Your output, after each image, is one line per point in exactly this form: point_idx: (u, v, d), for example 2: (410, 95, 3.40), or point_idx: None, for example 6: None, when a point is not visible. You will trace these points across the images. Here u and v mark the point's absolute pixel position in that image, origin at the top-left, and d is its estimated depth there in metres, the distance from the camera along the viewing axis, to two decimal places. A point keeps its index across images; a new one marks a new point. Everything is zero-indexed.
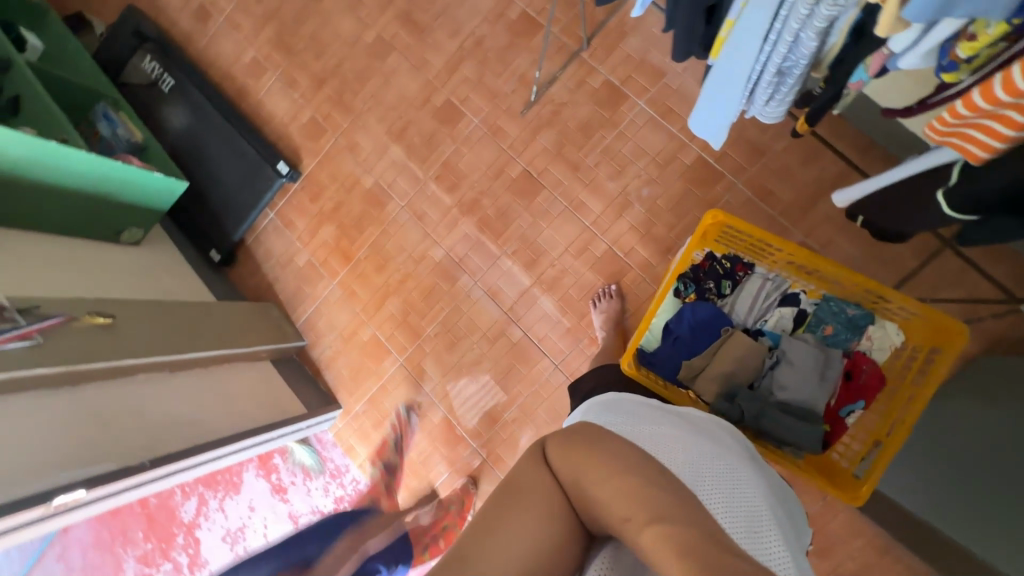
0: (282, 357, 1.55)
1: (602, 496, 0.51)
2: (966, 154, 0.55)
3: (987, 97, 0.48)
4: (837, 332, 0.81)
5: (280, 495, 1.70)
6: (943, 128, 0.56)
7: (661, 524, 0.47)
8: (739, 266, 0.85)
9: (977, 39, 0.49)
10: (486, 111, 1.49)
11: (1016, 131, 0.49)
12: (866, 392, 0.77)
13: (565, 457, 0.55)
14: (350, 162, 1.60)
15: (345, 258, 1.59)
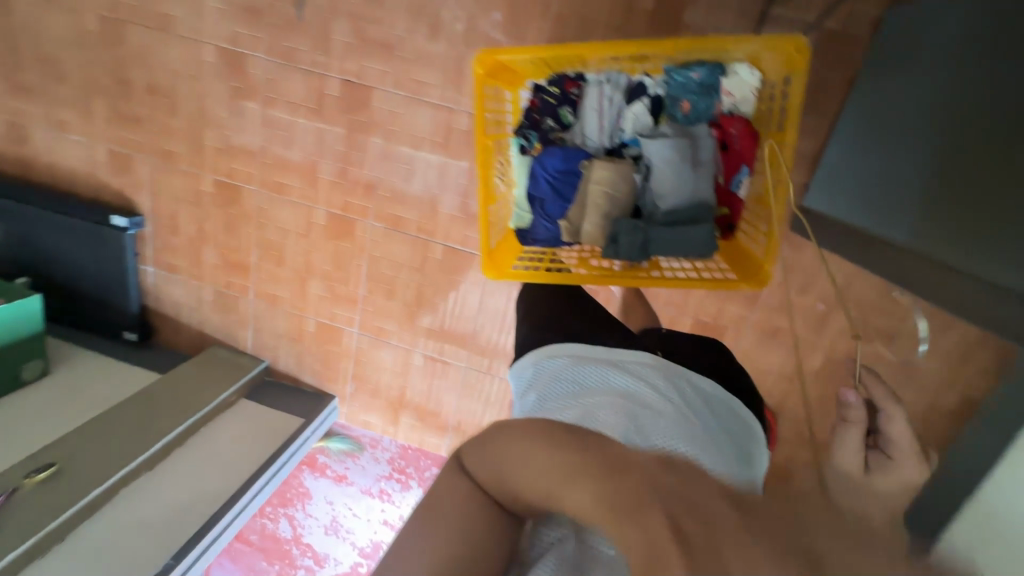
0: (257, 387, 1.53)
1: (523, 481, 0.49)
2: None
3: None
4: (694, 104, 0.78)
5: (344, 481, 1.75)
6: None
7: (576, 482, 0.44)
8: (571, 86, 0.82)
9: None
10: (265, 38, 1.22)
11: None
12: (746, 157, 0.78)
13: (481, 463, 0.53)
14: (179, 175, 1.40)
15: (244, 269, 1.47)
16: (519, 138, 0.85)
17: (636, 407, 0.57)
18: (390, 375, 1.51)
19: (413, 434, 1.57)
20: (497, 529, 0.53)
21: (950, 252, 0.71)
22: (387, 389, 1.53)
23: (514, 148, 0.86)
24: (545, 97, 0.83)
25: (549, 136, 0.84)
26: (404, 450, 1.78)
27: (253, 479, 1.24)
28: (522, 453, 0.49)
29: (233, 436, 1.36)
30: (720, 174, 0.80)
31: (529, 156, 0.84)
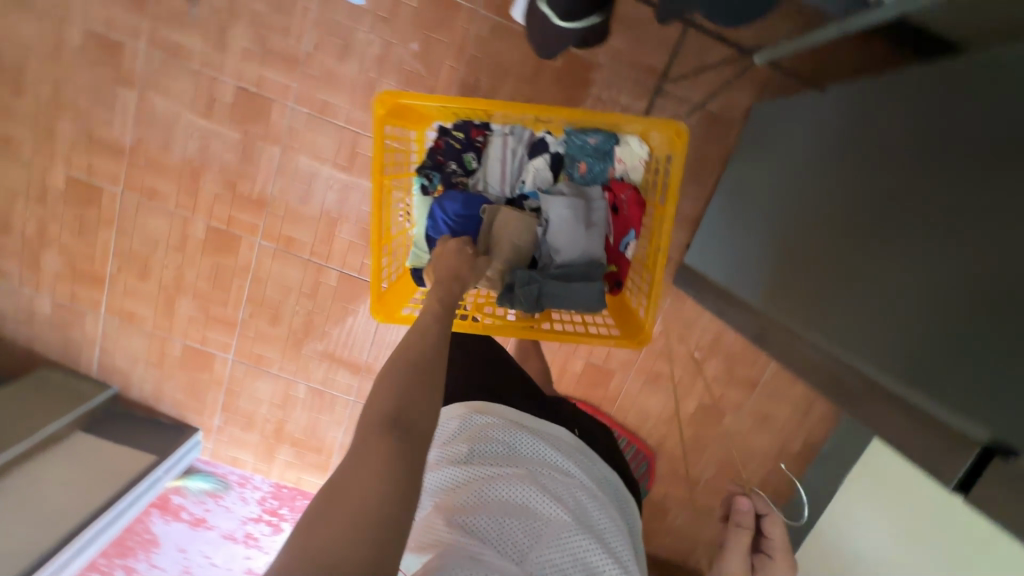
0: (98, 418, 1.31)
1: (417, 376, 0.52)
2: None
3: None
4: (590, 166, 0.84)
5: (202, 525, 1.55)
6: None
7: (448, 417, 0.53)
8: (476, 133, 0.84)
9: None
10: (148, 29, 1.10)
11: None
12: (632, 221, 0.83)
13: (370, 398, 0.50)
14: (21, 166, 1.19)
15: (95, 281, 1.27)
16: (421, 179, 0.85)
17: (578, 493, 0.58)
18: (267, 407, 1.37)
19: (290, 475, 1.43)
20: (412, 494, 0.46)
21: (836, 338, 0.66)
22: (263, 423, 1.38)
23: (416, 187, 0.86)
24: (450, 140, 0.85)
25: (451, 179, 0.85)
26: (278, 489, 1.62)
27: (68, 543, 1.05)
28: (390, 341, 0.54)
29: (55, 478, 1.16)
30: (611, 235, 0.84)
31: (431, 198, 0.85)
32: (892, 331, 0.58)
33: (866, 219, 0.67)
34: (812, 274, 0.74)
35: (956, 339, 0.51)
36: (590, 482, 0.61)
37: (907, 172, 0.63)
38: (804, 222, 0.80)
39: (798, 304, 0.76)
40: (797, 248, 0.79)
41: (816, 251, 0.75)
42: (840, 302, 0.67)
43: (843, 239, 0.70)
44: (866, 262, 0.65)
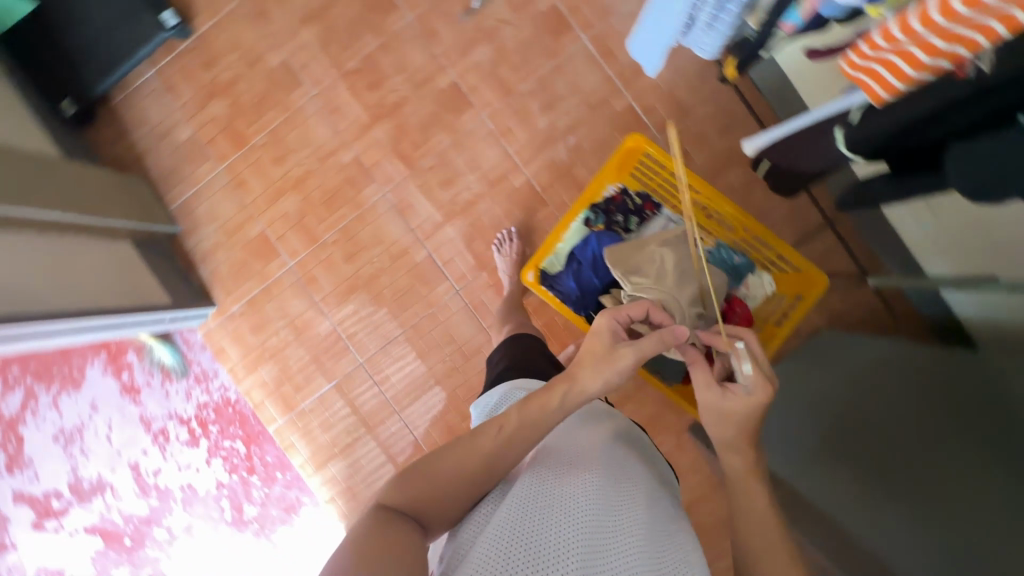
0: (149, 241, 1.36)
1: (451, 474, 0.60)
2: (870, 92, 0.48)
3: (879, 37, 0.44)
4: (722, 277, 0.94)
5: (132, 395, 1.56)
6: (852, 61, 0.48)
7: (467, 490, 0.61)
8: (648, 206, 1.00)
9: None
10: (422, 9, 1.35)
11: (916, 70, 0.43)
12: None
13: (398, 490, 0.59)
14: (256, 33, 1.39)
15: (236, 142, 1.40)
16: (589, 213, 1.01)
17: (609, 445, 0.66)
18: (285, 323, 1.42)
19: (253, 395, 1.46)
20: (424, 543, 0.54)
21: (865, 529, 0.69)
22: (271, 333, 1.43)
23: (580, 217, 1.01)
24: (627, 200, 1.01)
25: (610, 225, 1.01)
26: (223, 405, 1.55)
27: (79, 317, 1.07)
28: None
29: (93, 264, 1.17)
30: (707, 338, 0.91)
31: (589, 229, 0.99)
32: (928, 561, 0.61)
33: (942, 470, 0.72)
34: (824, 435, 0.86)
35: (918, 548, 0.64)
36: (621, 443, 0.68)
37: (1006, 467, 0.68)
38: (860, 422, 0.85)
39: (833, 481, 0.79)
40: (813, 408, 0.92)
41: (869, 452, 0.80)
42: (883, 509, 0.71)
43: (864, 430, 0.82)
44: (926, 500, 0.69)
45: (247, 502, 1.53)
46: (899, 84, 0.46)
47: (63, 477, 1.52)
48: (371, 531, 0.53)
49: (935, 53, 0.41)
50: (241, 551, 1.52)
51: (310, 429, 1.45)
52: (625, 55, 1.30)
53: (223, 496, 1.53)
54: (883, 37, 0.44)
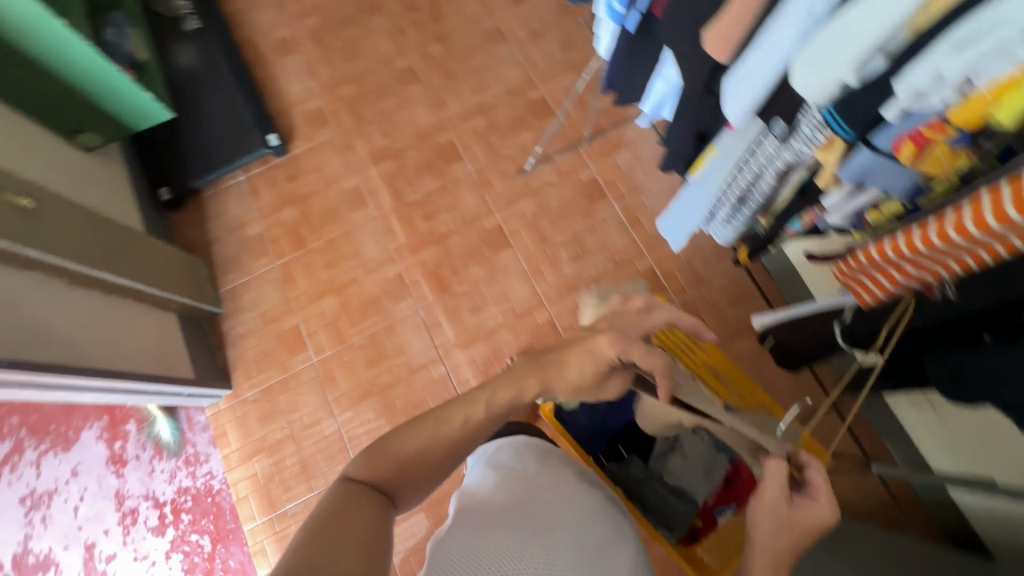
0: (193, 317, 1.46)
1: (408, 449, 0.62)
2: (859, 295, 0.66)
3: (861, 258, 0.61)
4: None
5: (116, 467, 1.51)
6: (843, 270, 0.66)
7: (432, 472, 0.63)
8: None
9: (881, 211, 0.60)
10: (483, 164, 1.59)
11: (895, 284, 0.60)
12: (737, 498, 0.88)
13: (361, 465, 0.61)
14: (339, 161, 1.63)
15: (297, 244, 1.57)
16: None
17: (588, 513, 0.68)
18: (293, 416, 1.44)
19: (239, 487, 1.44)
20: (379, 510, 0.58)
21: None
22: (277, 425, 1.44)
23: None
24: None
25: None
26: (202, 494, 1.47)
27: (120, 375, 1.12)
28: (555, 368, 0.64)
29: (139, 328, 1.25)
30: (711, 497, 0.87)
31: None
32: None
33: None
34: (830, 565, 0.85)
35: None
36: (601, 515, 0.70)
37: None
38: None
39: None
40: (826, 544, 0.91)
41: None
42: None
43: None
44: None
45: None
46: (889, 287, 0.61)
47: (12, 545, 1.44)
48: (341, 500, 0.57)
49: (907, 275, 0.57)
50: None
51: (286, 534, 1.39)
52: (651, 225, 1.49)
53: None
54: (861, 257, 0.61)
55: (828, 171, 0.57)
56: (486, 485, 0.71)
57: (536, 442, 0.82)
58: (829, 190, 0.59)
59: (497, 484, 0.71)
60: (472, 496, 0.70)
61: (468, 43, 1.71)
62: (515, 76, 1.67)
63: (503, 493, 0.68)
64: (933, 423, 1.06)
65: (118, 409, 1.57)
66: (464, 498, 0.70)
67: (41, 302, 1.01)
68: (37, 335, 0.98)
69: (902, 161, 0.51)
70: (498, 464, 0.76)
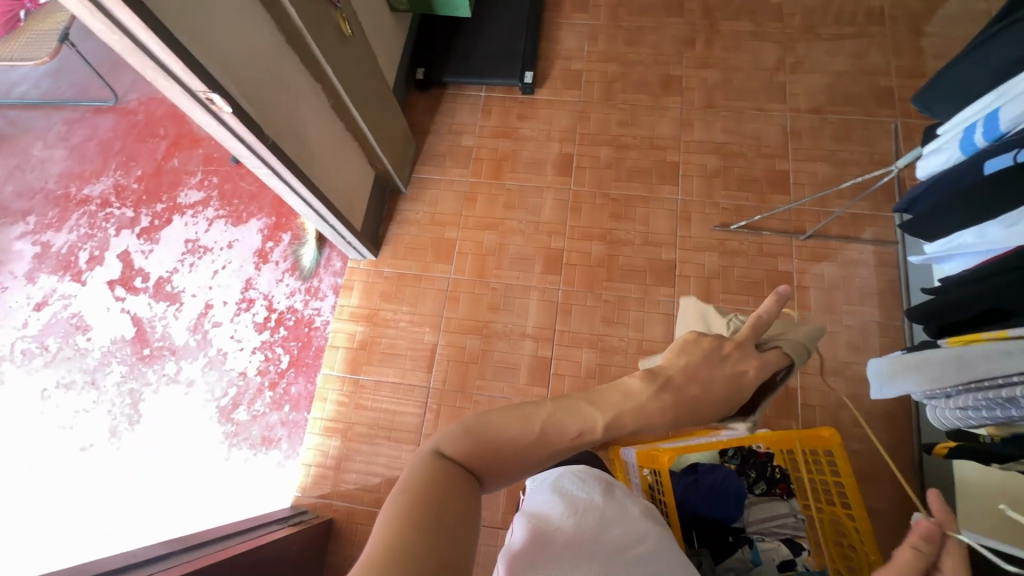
0: (382, 183, 1.59)
1: (512, 439, 0.61)
2: None
3: None
4: None
5: (258, 261, 1.71)
6: None
7: (524, 458, 0.62)
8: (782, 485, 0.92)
9: None
10: (692, 199, 1.55)
11: None
12: None
13: (459, 441, 0.62)
14: (567, 125, 1.67)
15: (492, 173, 1.65)
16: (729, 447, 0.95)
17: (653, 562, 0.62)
18: (407, 310, 1.55)
19: (335, 337, 1.58)
20: (467, 490, 0.59)
21: None
22: (391, 308, 1.56)
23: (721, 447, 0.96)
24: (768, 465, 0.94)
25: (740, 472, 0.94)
26: (302, 322, 1.64)
27: (322, 201, 1.26)
28: (681, 408, 0.63)
29: (348, 169, 1.39)
30: None
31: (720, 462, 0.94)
32: None
33: None
34: None
35: None
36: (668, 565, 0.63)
37: None
38: None
39: None
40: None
41: None
42: None
43: None
44: None
45: (245, 406, 1.55)
46: None
47: (163, 268, 1.70)
48: (433, 476, 0.58)
49: None
50: (204, 442, 1.52)
51: (346, 396, 1.52)
52: (820, 349, 1.37)
53: (234, 386, 1.57)
54: None
55: None
56: (555, 509, 0.67)
57: (600, 473, 0.77)
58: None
59: (564, 507, 0.67)
60: (540, 516, 0.67)
61: (746, 85, 1.65)
62: (771, 138, 1.59)
63: (573, 522, 0.65)
64: None
65: (284, 218, 1.77)
66: (530, 515, 0.68)
67: (307, 110, 1.16)
68: (293, 132, 1.12)
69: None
70: (560, 490, 0.73)
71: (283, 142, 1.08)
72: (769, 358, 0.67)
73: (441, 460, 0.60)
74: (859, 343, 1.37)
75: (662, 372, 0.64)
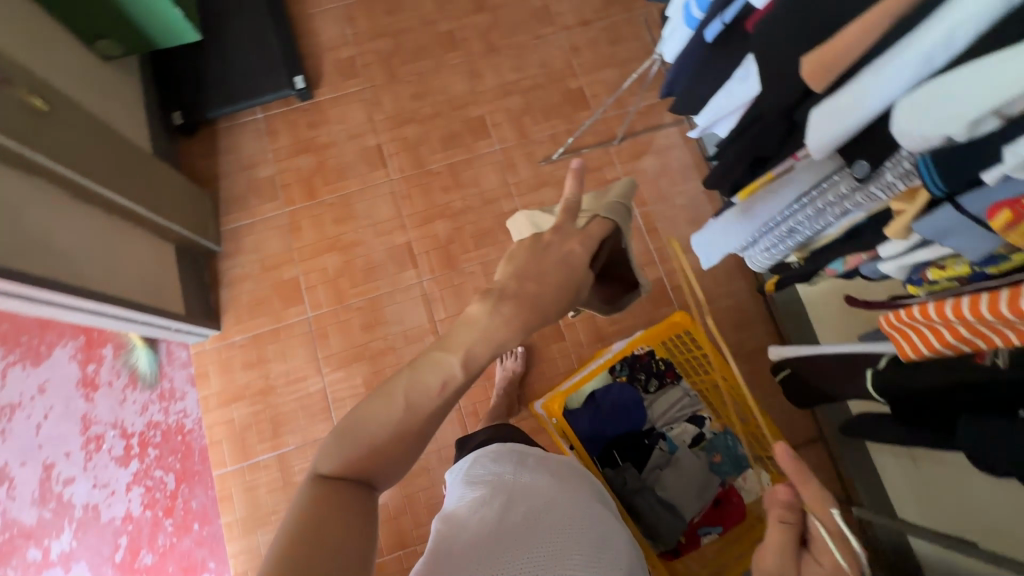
0: (189, 251, 1.40)
1: (381, 423, 0.58)
2: (900, 348, 0.62)
3: (937, 309, 0.54)
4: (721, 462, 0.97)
5: (86, 391, 1.45)
6: (891, 319, 0.62)
7: (402, 438, 0.59)
8: (670, 373, 1.03)
9: (945, 269, 0.57)
10: (510, 145, 1.56)
11: (951, 342, 0.55)
12: (723, 518, 0.95)
13: (334, 454, 0.57)
14: (363, 116, 1.58)
15: (307, 194, 1.52)
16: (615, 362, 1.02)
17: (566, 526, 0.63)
18: (278, 369, 1.42)
19: (214, 430, 1.41)
20: (357, 501, 0.55)
21: None
22: (262, 374, 1.41)
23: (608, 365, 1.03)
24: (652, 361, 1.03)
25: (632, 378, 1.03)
26: (172, 431, 1.44)
27: (110, 302, 1.07)
28: (520, 307, 0.63)
29: (135, 253, 1.20)
30: (698, 516, 0.94)
31: (613, 379, 1.01)
32: None
33: None
34: None
35: None
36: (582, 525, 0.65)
37: None
38: None
39: None
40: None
41: None
42: None
43: None
44: None
45: (146, 548, 1.36)
46: (938, 346, 0.57)
47: None
48: (313, 505, 0.53)
49: (971, 334, 0.52)
50: None
51: (255, 484, 1.38)
52: (668, 235, 1.48)
53: (124, 533, 1.36)
54: (950, 309, 0.52)
55: (900, 223, 0.55)
56: (466, 501, 0.66)
57: (511, 446, 0.77)
58: (894, 241, 0.59)
59: (475, 497, 0.66)
60: (453, 514, 0.65)
61: (516, 18, 1.66)
62: (556, 61, 1.63)
63: (483, 510, 0.63)
64: (909, 471, 1.08)
65: (95, 331, 1.50)
66: (444, 516, 0.65)
67: (36, 210, 0.96)
68: (29, 242, 0.92)
69: (991, 226, 0.47)
70: (473, 479, 0.71)
71: (21, 262, 0.89)
72: (592, 230, 0.69)
73: (318, 484, 0.55)
74: (695, 216, 1.51)
75: (495, 286, 0.65)
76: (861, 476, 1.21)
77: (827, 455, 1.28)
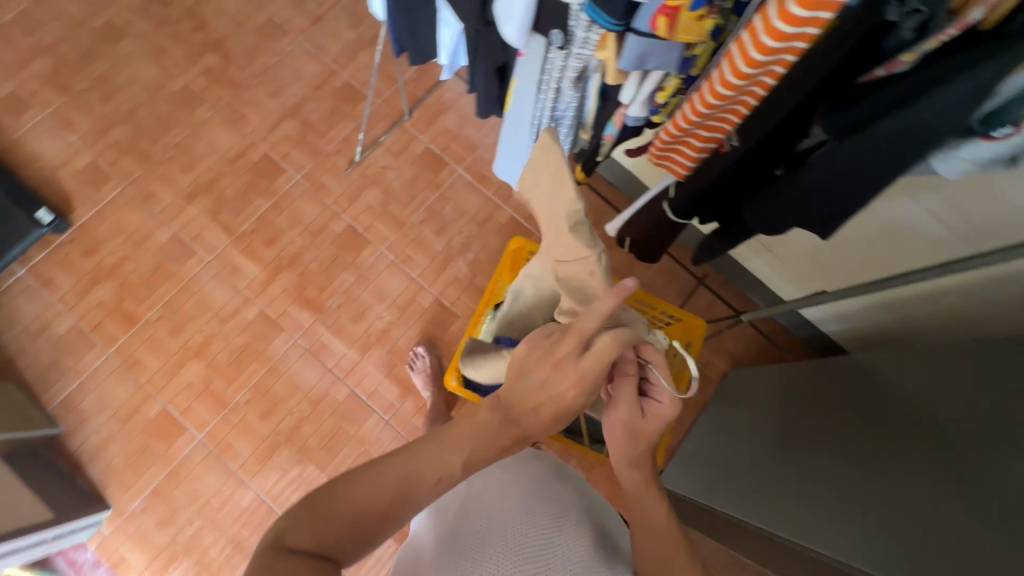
0: (25, 451, 1.20)
1: (366, 501, 0.49)
2: (675, 172, 0.73)
3: (679, 124, 0.63)
4: None
5: None
6: (655, 153, 0.71)
7: (386, 518, 0.49)
8: None
9: (666, 89, 0.64)
10: (309, 168, 1.47)
11: (703, 144, 0.64)
12: None
13: (307, 528, 0.46)
14: (142, 215, 1.41)
15: (126, 322, 1.35)
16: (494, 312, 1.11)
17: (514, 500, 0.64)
18: (198, 506, 1.27)
19: None
20: None
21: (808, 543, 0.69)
22: (182, 523, 1.26)
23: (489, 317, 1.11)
24: None
25: None
26: None
27: None
28: None
29: None
30: None
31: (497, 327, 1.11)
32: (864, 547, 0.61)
33: (870, 456, 0.73)
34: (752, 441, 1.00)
35: (824, 516, 0.70)
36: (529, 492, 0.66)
37: (905, 461, 0.67)
38: (826, 429, 0.85)
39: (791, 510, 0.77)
40: (777, 453, 0.90)
41: (813, 476, 0.78)
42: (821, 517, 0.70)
43: (788, 421, 0.96)
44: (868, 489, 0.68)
45: None
46: (696, 155, 0.67)
47: None
48: None
49: (709, 130, 0.62)
50: None
51: None
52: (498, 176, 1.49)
53: None
54: (689, 117, 0.60)
55: (610, 67, 0.59)
56: (424, 523, 0.67)
57: None
58: (623, 84, 0.63)
59: (432, 514, 0.67)
60: (413, 540, 0.66)
61: (246, 45, 1.54)
62: (309, 67, 1.54)
63: (436, 523, 0.64)
64: (773, 262, 1.22)
65: None
66: (408, 545, 0.67)
67: None
68: None
69: (662, 36, 0.51)
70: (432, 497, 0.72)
71: None
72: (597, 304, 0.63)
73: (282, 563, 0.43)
74: None
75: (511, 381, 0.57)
76: (750, 287, 1.33)
77: (713, 290, 1.38)
